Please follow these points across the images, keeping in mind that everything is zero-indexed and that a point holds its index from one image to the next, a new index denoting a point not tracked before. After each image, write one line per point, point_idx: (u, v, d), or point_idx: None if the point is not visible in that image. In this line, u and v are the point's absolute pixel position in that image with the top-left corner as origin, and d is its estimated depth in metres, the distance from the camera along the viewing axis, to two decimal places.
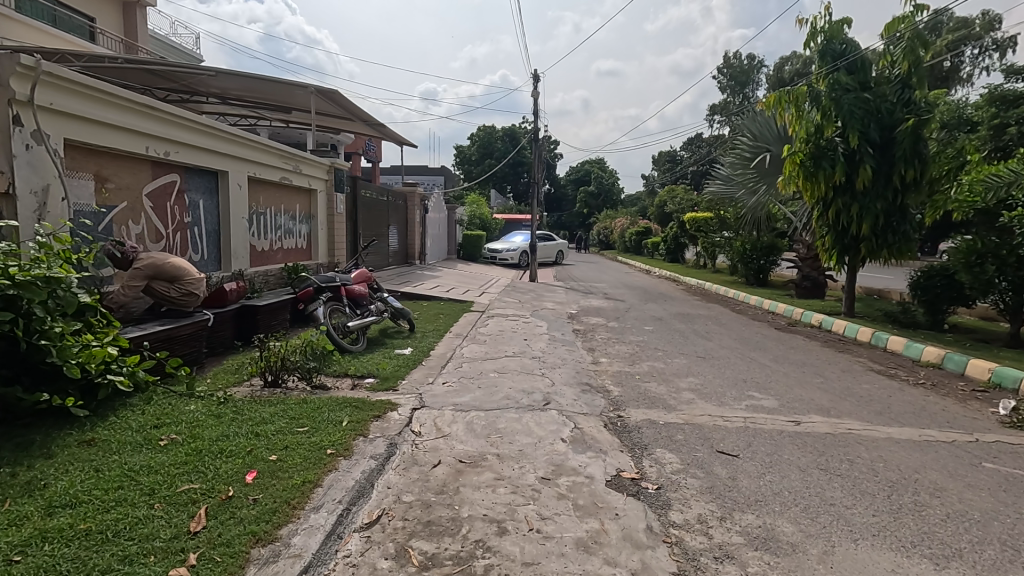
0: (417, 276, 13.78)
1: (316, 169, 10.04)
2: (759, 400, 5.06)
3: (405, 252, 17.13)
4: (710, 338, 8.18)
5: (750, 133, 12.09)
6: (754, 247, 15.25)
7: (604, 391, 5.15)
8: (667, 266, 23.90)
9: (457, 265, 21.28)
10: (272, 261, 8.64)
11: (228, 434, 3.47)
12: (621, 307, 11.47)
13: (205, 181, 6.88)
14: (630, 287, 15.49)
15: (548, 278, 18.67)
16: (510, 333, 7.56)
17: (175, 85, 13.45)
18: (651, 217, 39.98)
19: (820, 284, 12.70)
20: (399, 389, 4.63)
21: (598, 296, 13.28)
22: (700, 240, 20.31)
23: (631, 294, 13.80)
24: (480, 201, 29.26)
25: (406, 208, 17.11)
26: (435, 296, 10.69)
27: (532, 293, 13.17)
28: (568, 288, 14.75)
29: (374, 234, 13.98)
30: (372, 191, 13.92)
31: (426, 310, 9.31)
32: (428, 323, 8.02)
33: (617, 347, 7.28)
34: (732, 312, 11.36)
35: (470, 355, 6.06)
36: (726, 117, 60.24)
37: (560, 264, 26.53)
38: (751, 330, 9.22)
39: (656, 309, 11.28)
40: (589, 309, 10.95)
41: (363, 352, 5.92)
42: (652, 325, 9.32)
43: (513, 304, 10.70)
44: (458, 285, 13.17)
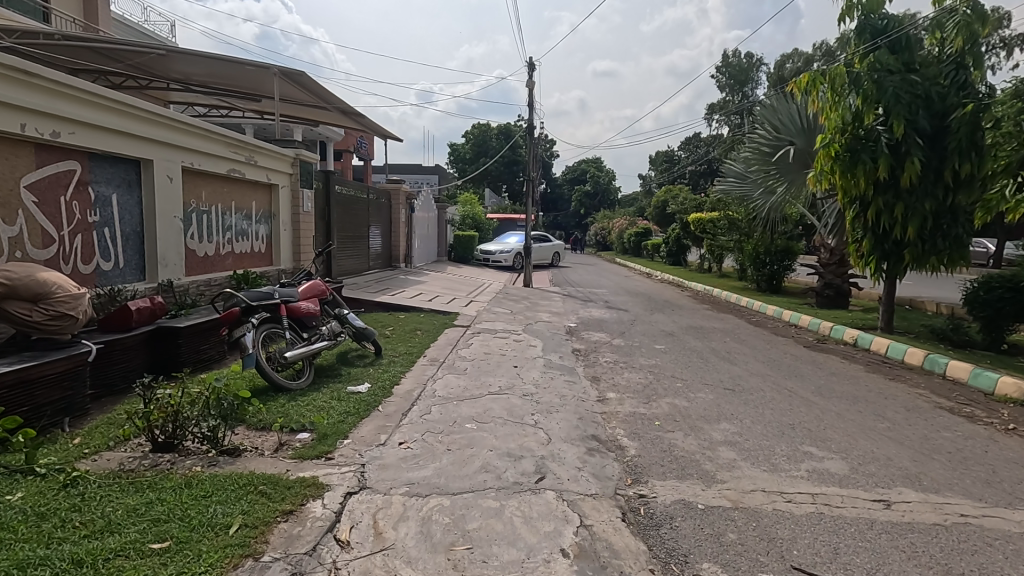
0: (399, 282, 12.48)
1: (277, 160, 8.73)
2: (822, 462, 3.82)
3: (388, 254, 15.82)
4: (734, 361, 6.93)
5: (770, 124, 10.87)
6: (768, 250, 14.06)
7: (616, 448, 3.90)
8: (669, 269, 22.67)
9: (446, 267, 19.99)
10: (218, 268, 7.34)
11: (33, 559, 2.17)
12: (625, 319, 10.21)
13: (120, 172, 5.58)
14: (633, 294, 14.24)
15: (543, 283, 17.39)
16: (497, 356, 6.29)
17: (129, 69, 12.10)
18: (650, 218, 38.78)
19: (844, 293, 11.48)
20: (335, 455, 3.35)
21: (599, 305, 12.02)
22: (705, 242, 19.10)
23: (635, 303, 12.55)
24: (472, 200, 27.99)
25: (390, 206, 15.81)
26: (414, 306, 9.40)
27: (525, 301, 11.91)
28: (566, 295, 13.48)
29: (352, 234, 12.69)
30: (351, 188, 12.61)
31: (402, 325, 8.04)
32: (401, 343, 6.74)
33: (627, 375, 6.03)
34: (750, 325, 10.12)
35: (444, 392, 4.80)
36: (725, 116, 59.17)
37: (556, 267, 25.27)
38: (777, 349, 7.98)
39: (665, 322, 10.03)
40: (589, 322, 9.69)
41: (305, 389, 4.65)
42: (664, 342, 8.08)
43: (503, 317, 9.42)
44: (444, 292, 11.88)
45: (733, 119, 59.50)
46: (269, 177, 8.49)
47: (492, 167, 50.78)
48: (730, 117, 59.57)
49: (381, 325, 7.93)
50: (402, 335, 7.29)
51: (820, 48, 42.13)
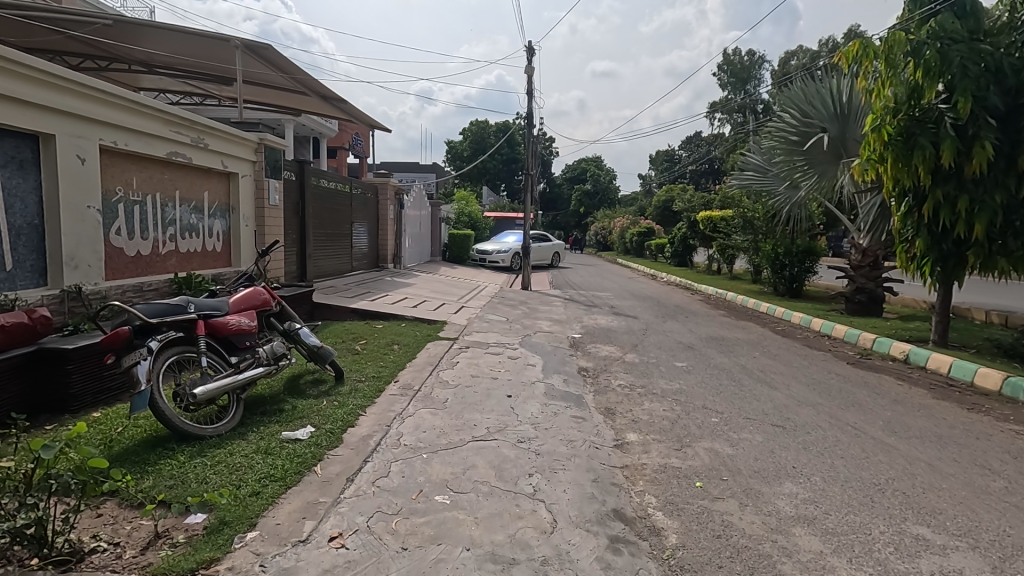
0: (383, 285, 11.28)
1: (236, 145, 7.55)
2: (948, 558, 2.65)
3: (375, 254, 14.64)
4: (774, 385, 5.76)
5: (799, 110, 9.73)
6: (789, 251, 12.89)
7: (650, 534, 2.72)
8: (675, 270, 21.53)
9: (440, 268, 18.81)
10: (156, 269, 6.15)
11: None
12: (636, 328, 9.04)
13: (7, 148, 4.39)
14: (641, 299, 13.07)
15: (542, 285, 16.23)
16: (487, 381, 5.10)
17: (87, 48, 10.92)
18: (652, 216, 37.69)
19: (878, 299, 10.30)
20: (221, 567, 2.18)
21: (605, 311, 10.87)
22: (715, 242, 17.95)
23: (645, 309, 11.38)
24: (468, 197, 26.82)
25: (378, 203, 14.65)
26: (395, 313, 8.20)
27: (522, 307, 10.75)
28: (567, 300, 12.32)
29: (333, 232, 11.54)
30: (331, 180, 11.44)
31: (379, 338, 6.85)
32: (370, 364, 5.55)
33: (648, 407, 4.85)
34: (777, 335, 8.95)
35: (413, 439, 3.62)
36: (727, 114, 58.12)
37: (556, 268, 24.11)
38: (818, 367, 6.80)
39: (682, 332, 8.87)
40: (595, 332, 8.51)
41: (225, 434, 3.46)
42: (685, 358, 6.91)
43: (497, 326, 8.22)
44: (433, 296, 10.70)
45: (736, 117, 58.44)
46: (224, 164, 7.28)
47: (490, 165, 49.65)
48: (732, 115, 58.53)
49: (352, 338, 6.74)
50: (373, 352, 6.10)
51: (826, 43, 41.10)
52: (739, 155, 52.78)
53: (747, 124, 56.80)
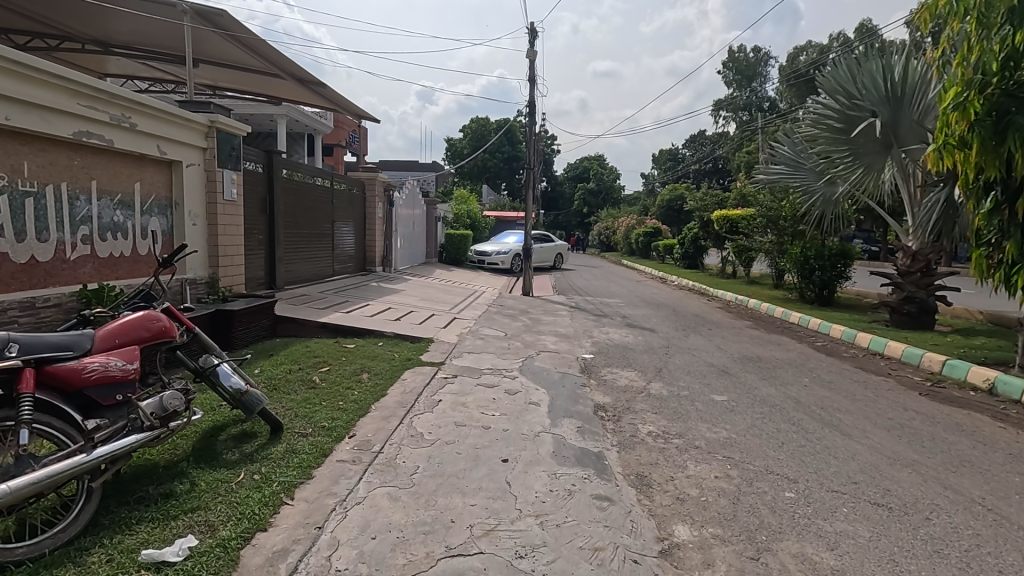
0: (365, 292, 9.99)
1: (180, 127, 6.25)
2: None
3: (362, 256, 13.35)
4: (847, 431, 4.47)
5: (845, 91, 8.44)
6: (820, 254, 11.58)
7: None
8: (686, 273, 20.25)
9: (435, 271, 17.54)
10: (61, 281, 4.89)
11: None
12: (655, 345, 7.75)
13: None
14: (655, 307, 11.75)
15: (546, 290, 14.96)
16: (476, 433, 3.82)
17: (32, 24, 9.66)
18: (657, 215, 36.41)
19: (930, 309, 8.97)
20: None
21: (617, 323, 9.58)
22: (731, 243, 16.68)
23: (662, 320, 10.08)
24: (467, 195, 25.54)
25: (366, 199, 13.36)
26: (371, 328, 6.91)
27: (523, 318, 9.46)
28: (574, 308, 11.04)
29: (311, 232, 10.28)
30: (308, 173, 10.16)
31: (347, 363, 5.56)
32: (323, 405, 4.25)
33: (694, 473, 3.55)
34: (821, 354, 7.66)
35: (352, 556, 2.33)
36: (733, 111, 56.82)
37: (559, 270, 22.84)
38: (887, 400, 5.52)
39: (710, 349, 7.58)
40: (609, 351, 7.22)
41: (49, 555, 2.23)
42: (723, 388, 5.61)
43: (493, 345, 6.93)
44: (421, 305, 9.40)
45: (741, 114, 57.13)
46: (161, 150, 5.98)
47: (490, 163, 48.41)
48: (738, 113, 57.25)
49: (312, 364, 5.45)
50: (333, 385, 4.80)
51: (836, 38, 39.80)
52: (745, 154, 51.54)
53: (753, 122, 55.51)
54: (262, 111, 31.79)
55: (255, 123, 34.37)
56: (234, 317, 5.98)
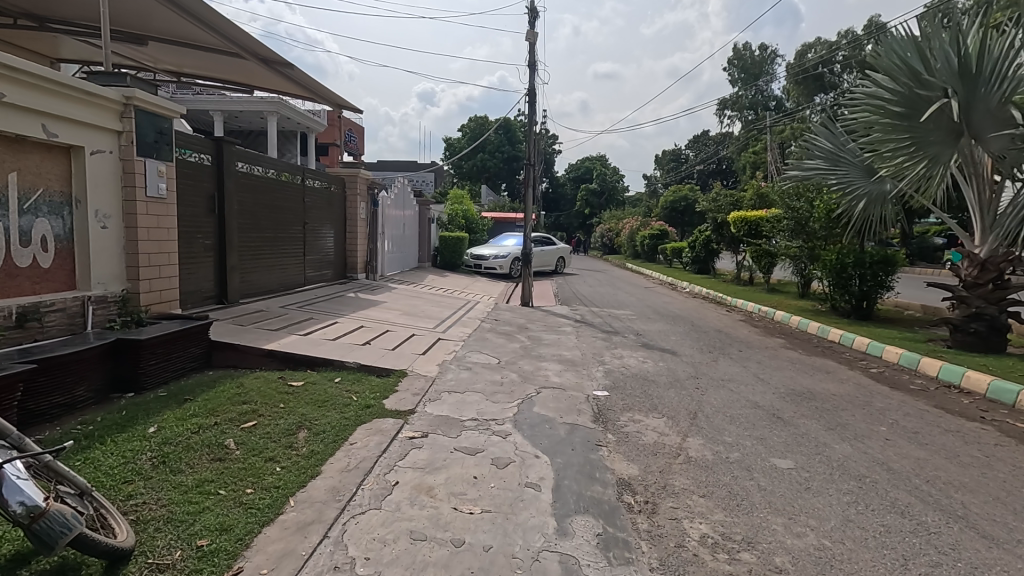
0: (337, 305, 8.60)
1: (80, 103, 4.86)
2: None
3: (343, 262, 11.96)
4: (984, 529, 3.09)
5: (910, 69, 7.02)
6: (860, 261, 10.14)
7: None
8: (698, 279, 18.86)
9: (427, 277, 16.18)
10: None
11: None
12: (681, 374, 6.37)
13: None
14: (672, 321, 10.36)
15: (547, 298, 13.58)
16: (439, 559, 2.45)
17: None
18: (661, 216, 35.09)
19: (1003, 329, 7.56)
20: None
21: (631, 342, 8.19)
22: (749, 247, 15.32)
23: (682, 339, 8.70)
24: (463, 195, 24.21)
25: (347, 199, 11.96)
26: (330, 358, 5.54)
27: (520, 337, 8.06)
28: (580, 323, 9.66)
29: (277, 235, 8.88)
30: (273, 168, 8.77)
31: (283, 413, 4.16)
32: (216, 500, 2.84)
33: None
34: (884, 386, 6.27)
35: None
36: (738, 110, 55.57)
37: (561, 274, 21.49)
38: (1005, 463, 4.12)
39: (749, 381, 6.18)
40: (626, 384, 5.84)
41: None
42: (784, 447, 4.21)
43: (481, 379, 5.54)
44: (400, 321, 8.01)
45: (747, 113, 55.83)
46: (48, 131, 4.61)
47: (489, 162, 47.13)
48: (743, 112, 55.93)
49: (234, 415, 4.05)
50: (248, 456, 3.40)
51: (846, 33, 38.57)
52: (752, 154, 50.18)
53: (759, 121, 54.19)
54: (251, 107, 30.60)
55: (246, 121, 33.20)
56: (144, 349, 4.61)
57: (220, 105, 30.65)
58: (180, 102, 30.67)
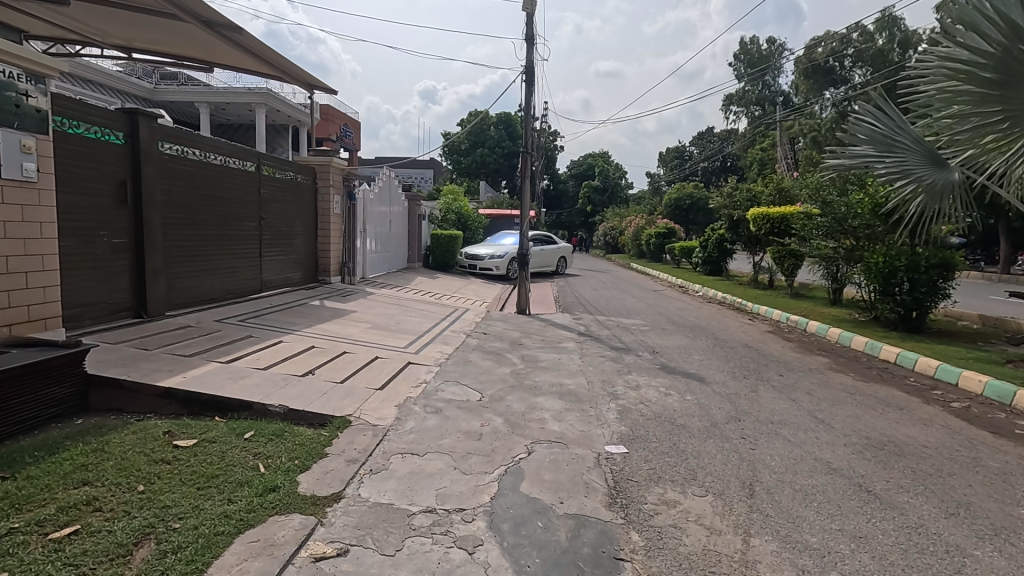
0: (292, 316, 7.13)
1: None
2: None
3: (313, 264, 10.50)
4: None
5: (1007, 21, 5.50)
6: (914, 264, 8.62)
7: None
8: (712, 281, 17.46)
9: (415, 280, 14.73)
10: None
11: None
12: (718, 415, 4.89)
13: None
14: (691, 334, 8.87)
15: (547, 305, 12.12)
16: None
17: None
18: (666, 214, 33.65)
19: None
20: None
21: (647, 365, 6.71)
22: (770, 247, 13.86)
23: (708, 359, 7.22)
24: (458, 190, 22.72)
25: (317, 191, 10.47)
26: (249, 401, 4.07)
27: (511, 358, 6.58)
28: (584, 338, 8.19)
29: (221, 232, 7.39)
30: (217, 152, 7.29)
31: (131, 507, 2.70)
32: None
33: None
34: (983, 432, 4.80)
35: None
36: (745, 106, 54.11)
37: (562, 276, 20.05)
38: None
39: (809, 427, 4.68)
40: (649, 433, 4.37)
41: None
42: (903, 561, 2.73)
43: (453, 430, 4.06)
44: (363, 338, 6.53)
45: (753, 109, 54.34)
46: None
47: (488, 158, 45.68)
48: (750, 107, 54.39)
49: (48, 515, 2.58)
50: None
51: (858, 25, 37.13)
52: (759, 151, 48.64)
53: (766, 116, 52.66)
54: (238, 98, 29.28)
55: (234, 113, 31.87)
56: None
57: (206, 97, 29.37)
58: (164, 94, 29.39)
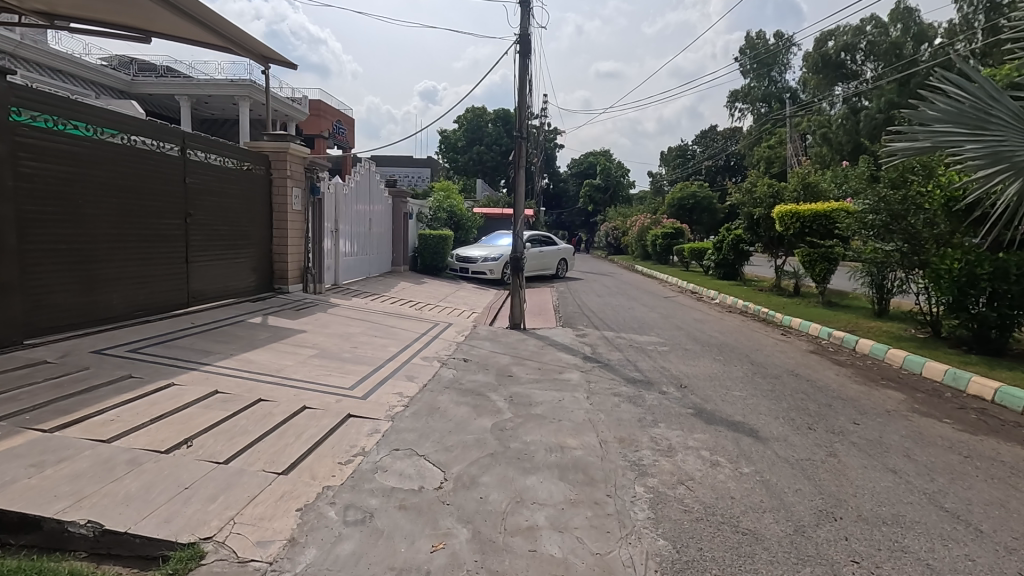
0: (210, 342, 5.45)
1: None
2: None
3: (268, 270, 8.85)
4: None
5: None
6: (1000, 271, 6.97)
7: None
8: (729, 287, 15.83)
9: (398, 286, 13.13)
10: None
11: None
12: (800, 507, 3.24)
13: None
14: (723, 359, 7.19)
15: (546, 316, 10.47)
16: None
17: None
18: (671, 213, 32.06)
19: None
20: None
21: (676, 409, 5.04)
22: (800, 249, 12.23)
23: (754, 397, 5.56)
24: (451, 189, 21.10)
25: (273, 184, 8.81)
26: (37, 515, 2.41)
27: (495, 402, 4.91)
28: (591, 365, 6.54)
29: (121, 231, 5.74)
30: (113, 127, 5.67)
31: None
32: None
33: None
34: None
35: None
36: (750, 102, 52.46)
37: (563, 279, 18.42)
38: None
39: (946, 534, 3.03)
40: (706, 554, 2.72)
41: None
42: None
43: (381, 568, 2.39)
44: (297, 375, 4.86)
45: (760, 106, 52.54)
46: None
47: (486, 156, 44.08)
48: (756, 104, 52.69)
49: None
50: None
51: (872, 17, 35.56)
52: (766, 148, 46.92)
53: (773, 113, 51.02)
54: (220, 91, 27.68)
55: (217, 107, 30.23)
56: None
57: (186, 89, 27.72)
58: (143, 85, 27.74)
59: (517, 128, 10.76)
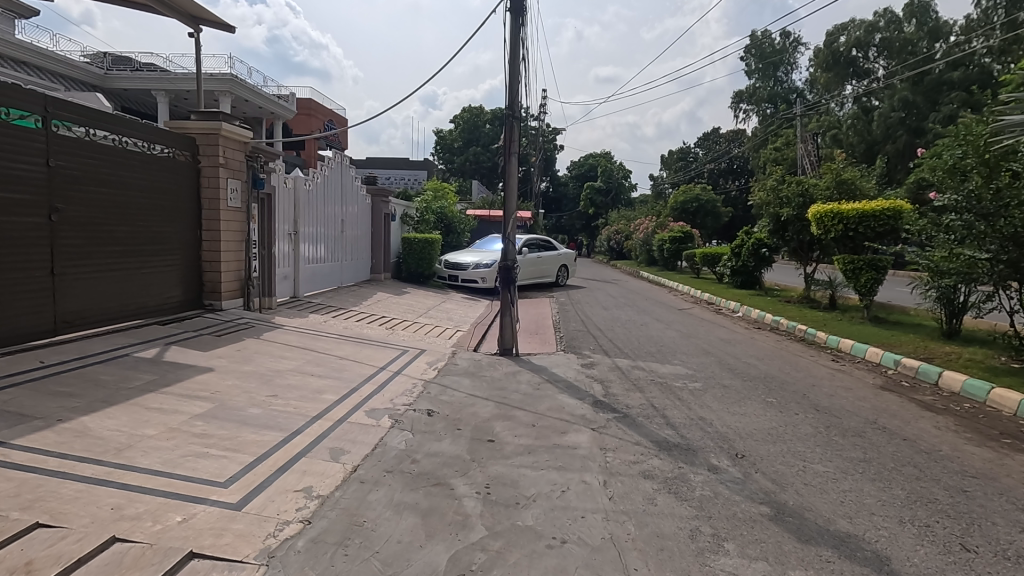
0: (42, 396, 3.66)
1: None
2: None
3: (196, 283, 7.07)
4: None
5: None
6: None
7: None
8: (751, 297, 14.06)
9: (373, 297, 11.35)
10: None
11: None
12: None
13: None
14: (778, 404, 5.38)
15: (544, 336, 8.68)
16: None
17: None
18: (676, 216, 30.27)
19: None
20: None
21: (744, 509, 3.23)
22: (841, 255, 10.43)
23: (849, 477, 3.75)
24: (442, 189, 19.33)
25: (202, 174, 7.02)
26: None
27: (461, 501, 3.11)
28: (603, 417, 4.73)
29: None
30: None
31: None
32: None
33: None
34: None
35: None
36: (755, 102, 50.80)
37: (562, 288, 16.65)
38: None
39: None
40: None
41: None
42: None
43: None
44: (147, 457, 3.07)
45: (765, 106, 50.84)
46: None
47: (482, 157, 42.39)
48: (761, 105, 50.96)
49: None
50: None
51: (885, 12, 33.95)
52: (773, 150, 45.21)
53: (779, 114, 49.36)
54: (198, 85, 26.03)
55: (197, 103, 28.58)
56: None
57: (161, 83, 26.07)
58: (117, 80, 26.15)
59: (507, 109, 8.95)
